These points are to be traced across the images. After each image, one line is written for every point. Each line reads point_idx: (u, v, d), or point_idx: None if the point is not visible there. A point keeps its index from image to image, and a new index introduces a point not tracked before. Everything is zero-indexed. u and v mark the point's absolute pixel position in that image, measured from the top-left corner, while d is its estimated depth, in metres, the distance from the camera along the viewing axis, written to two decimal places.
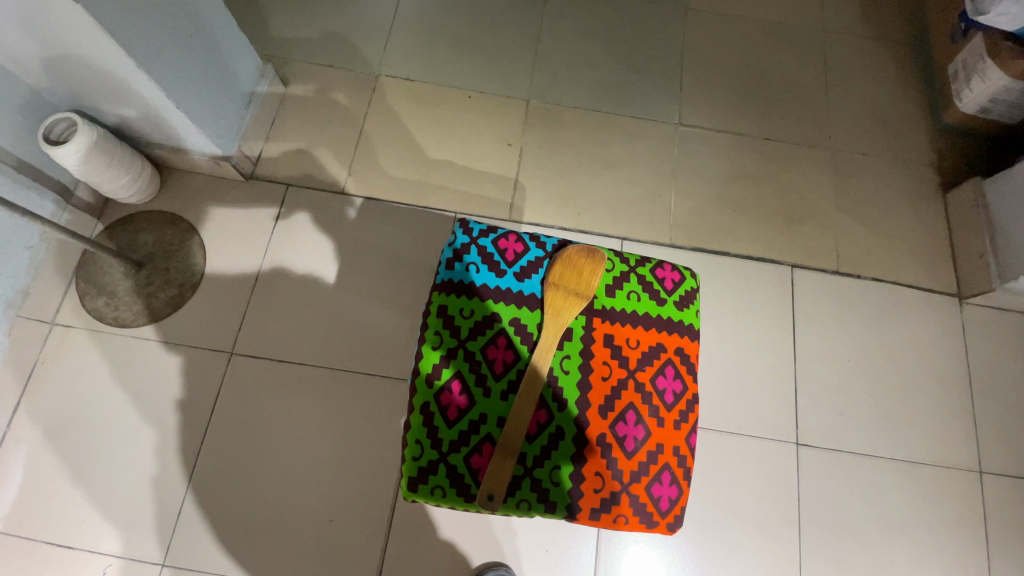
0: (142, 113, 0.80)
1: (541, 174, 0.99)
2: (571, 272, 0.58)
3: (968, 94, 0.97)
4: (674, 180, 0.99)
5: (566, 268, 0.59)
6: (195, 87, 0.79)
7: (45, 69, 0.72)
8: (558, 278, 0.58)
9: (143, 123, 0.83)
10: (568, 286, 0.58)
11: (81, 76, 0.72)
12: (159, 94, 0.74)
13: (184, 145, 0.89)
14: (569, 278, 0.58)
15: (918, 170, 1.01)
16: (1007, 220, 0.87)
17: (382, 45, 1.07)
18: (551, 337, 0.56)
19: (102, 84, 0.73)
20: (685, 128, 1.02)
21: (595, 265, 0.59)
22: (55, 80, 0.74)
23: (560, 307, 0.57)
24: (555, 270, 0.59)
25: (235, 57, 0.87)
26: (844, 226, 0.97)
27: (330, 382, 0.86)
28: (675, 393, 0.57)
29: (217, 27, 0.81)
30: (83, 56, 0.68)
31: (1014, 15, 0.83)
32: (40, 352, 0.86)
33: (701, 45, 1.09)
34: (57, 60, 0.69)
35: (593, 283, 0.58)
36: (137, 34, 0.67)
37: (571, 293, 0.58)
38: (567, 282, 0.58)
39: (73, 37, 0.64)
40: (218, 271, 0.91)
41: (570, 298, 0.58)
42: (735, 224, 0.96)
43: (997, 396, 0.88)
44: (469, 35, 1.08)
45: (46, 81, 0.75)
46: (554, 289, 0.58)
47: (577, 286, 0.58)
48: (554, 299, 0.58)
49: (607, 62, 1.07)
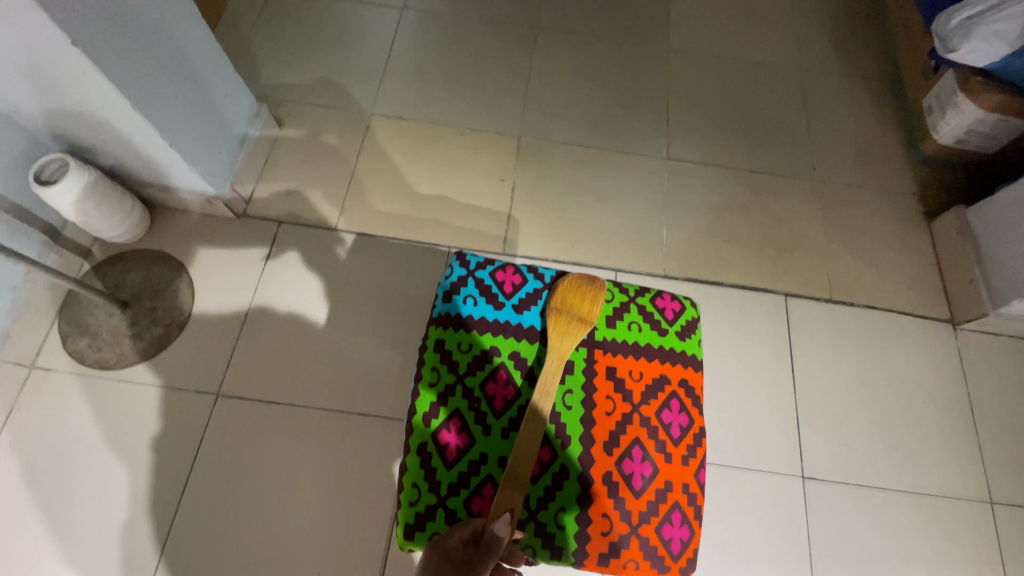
0: (134, 153, 0.79)
1: (534, 208, 1.00)
2: (574, 298, 0.58)
3: (944, 126, 1.01)
4: (665, 212, 1.00)
5: (568, 294, 0.58)
6: (189, 127, 0.79)
7: (39, 111, 0.72)
8: (561, 302, 0.57)
9: (135, 163, 0.83)
10: (572, 311, 0.57)
11: (73, 116, 0.72)
12: (151, 132, 0.74)
13: (175, 183, 0.88)
14: (571, 303, 0.57)
15: (901, 199, 1.04)
16: (994, 246, 0.89)
17: (377, 86, 1.10)
18: (556, 363, 0.55)
19: (93, 123, 0.73)
20: (674, 162, 1.04)
21: (598, 292, 0.58)
22: (48, 121, 0.74)
23: (563, 333, 0.56)
24: (557, 295, 0.58)
25: (230, 98, 0.88)
26: (834, 254, 0.98)
27: (322, 423, 0.84)
28: (682, 426, 0.55)
29: (213, 69, 0.82)
30: (78, 97, 0.68)
31: (984, 52, 0.87)
32: (17, 397, 0.83)
33: (685, 83, 1.13)
34: (53, 102, 0.69)
35: (596, 310, 0.57)
36: (134, 73, 0.67)
37: (574, 318, 0.57)
38: (570, 308, 0.57)
39: (67, 77, 0.64)
40: (208, 310, 0.89)
41: (573, 324, 0.56)
42: (726, 254, 0.97)
43: (1000, 423, 0.87)
44: (462, 76, 1.12)
45: (40, 124, 0.75)
46: (557, 314, 0.57)
47: (580, 312, 0.57)
48: (557, 323, 0.56)
49: (596, 100, 1.10)
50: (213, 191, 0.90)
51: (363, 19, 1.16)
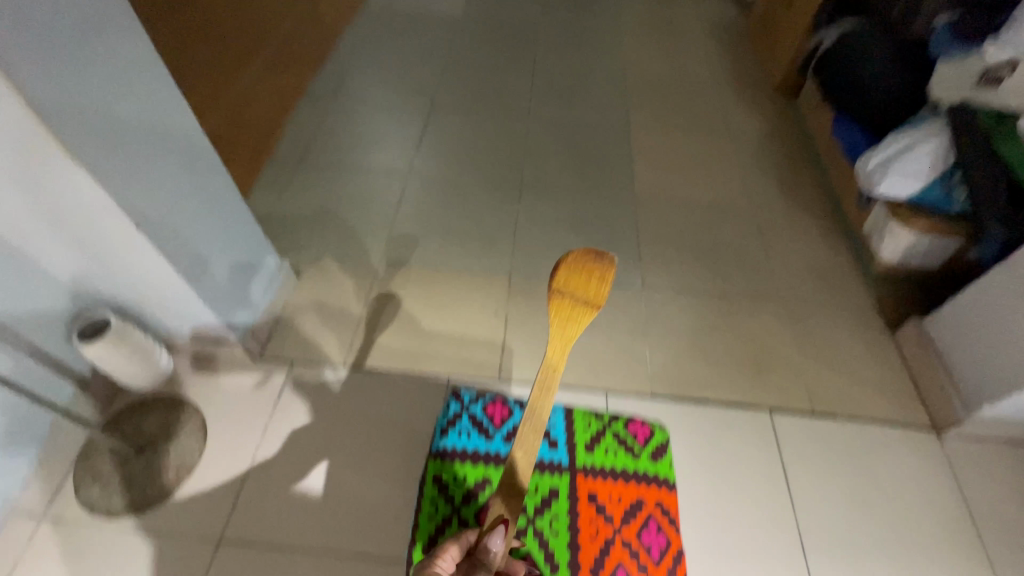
0: (158, 297, 0.89)
1: (526, 337, 1.08)
2: (579, 282, 0.65)
3: (886, 248, 1.14)
4: (646, 335, 1.08)
5: (572, 278, 0.65)
6: (209, 269, 0.90)
7: (79, 270, 0.83)
8: (565, 286, 0.64)
9: (158, 308, 0.92)
10: (578, 296, 0.64)
11: (112, 272, 0.83)
12: (173, 275, 0.83)
13: (192, 325, 0.96)
14: (577, 289, 0.65)
15: (862, 314, 1.14)
16: (953, 356, 0.96)
17: (384, 237, 1.26)
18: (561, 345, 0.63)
19: (127, 275, 0.84)
20: (650, 290, 1.16)
21: (605, 274, 0.64)
22: (86, 278, 0.85)
23: (568, 317, 0.64)
24: (560, 276, 0.65)
25: (251, 247, 1.00)
26: (810, 368, 1.04)
27: (322, 568, 0.83)
28: (660, 545, 0.83)
29: (235, 223, 0.95)
30: (113, 249, 0.78)
31: (901, 185, 1.08)
32: (21, 554, 0.83)
33: (652, 222, 1.30)
34: (92, 258, 0.80)
35: (602, 291, 0.64)
36: (164, 227, 0.79)
37: (581, 302, 0.64)
38: (577, 292, 0.64)
39: (107, 233, 0.75)
40: (217, 452, 0.93)
41: (580, 307, 0.64)
42: (708, 373, 1.03)
43: (1006, 537, 0.86)
44: (458, 226, 1.29)
45: (97, 281, 0.85)
46: (564, 298, 0.64)
47: (587, 296, 0.64)
48: (561, 307, 0.64)
49: (575, 241, 1.26)
50: (228, 321, 0.97)
51: (375, 186, 1.38)
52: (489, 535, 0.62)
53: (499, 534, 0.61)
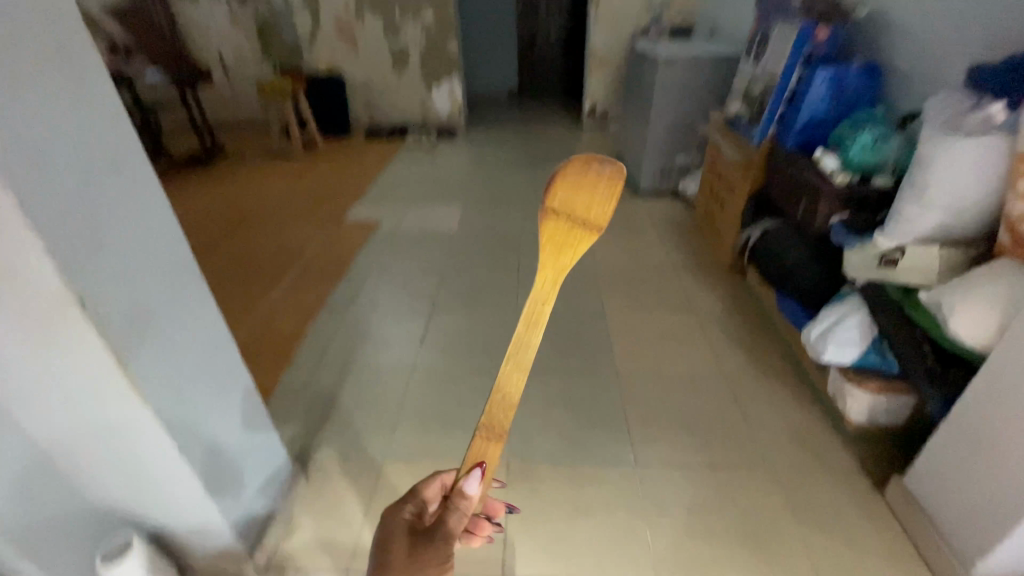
0: (173, 512, 0.97)
1: (527, 526, 1.11)
2: (578, 202, 0.62)
3: (851, 408, 1.24)
4: (646, 516, 1.12)
5: (571, 195, 0.62)
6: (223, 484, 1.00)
7: (113, 488, 0.93)
8: (559, 206, 0.62)
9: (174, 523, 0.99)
10: (577, 219, 0.62)
11: (148, 487, 0.92)
12: (196, 490, 0.93)
13: (195, 538, 1.02)
14: (574, 211, 0.62)
15: (848, 476, 1.20)
16: (936, 515, 1.01)
17: (390, 434, 1.38)
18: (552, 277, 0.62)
19: (159, 488, 0.93)
20: (642, 467, 1.23)
21: (612, 187, 0.60)
22: (114, 494, 0.94)
23: (560, 243, 0.62)
24: (556, 192, 0.62)
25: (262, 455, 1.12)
26: (810, 539, 1.07)
27: None
28: None
29: (255, 437, 1.09)
30: (149, 469, 0.89)
31: (836, 355, 1.26)
32: None
33: (635, 399, 1.42)
34: (124, 476, 0.90)
35: (605, 212, 0.61)
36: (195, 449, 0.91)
37: (579, 226, 0.62)
38: (575, 214, 0.62)
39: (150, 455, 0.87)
40: None
41: (577, 233, 0.62)
42: (711, 553, 1.05)
43: None
44: (458, 417, 1.41)
45: (118, 494, 0.93)
46: (561, 219, 0.62)
47: (585, 219, 0.62)
48: (554, 232, 0.62)
49: (566, 421, 1.36)
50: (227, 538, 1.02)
51: (383, 385, 1.55)
52: (466, 481, 0.66)
53: (474, 479, 0.65)
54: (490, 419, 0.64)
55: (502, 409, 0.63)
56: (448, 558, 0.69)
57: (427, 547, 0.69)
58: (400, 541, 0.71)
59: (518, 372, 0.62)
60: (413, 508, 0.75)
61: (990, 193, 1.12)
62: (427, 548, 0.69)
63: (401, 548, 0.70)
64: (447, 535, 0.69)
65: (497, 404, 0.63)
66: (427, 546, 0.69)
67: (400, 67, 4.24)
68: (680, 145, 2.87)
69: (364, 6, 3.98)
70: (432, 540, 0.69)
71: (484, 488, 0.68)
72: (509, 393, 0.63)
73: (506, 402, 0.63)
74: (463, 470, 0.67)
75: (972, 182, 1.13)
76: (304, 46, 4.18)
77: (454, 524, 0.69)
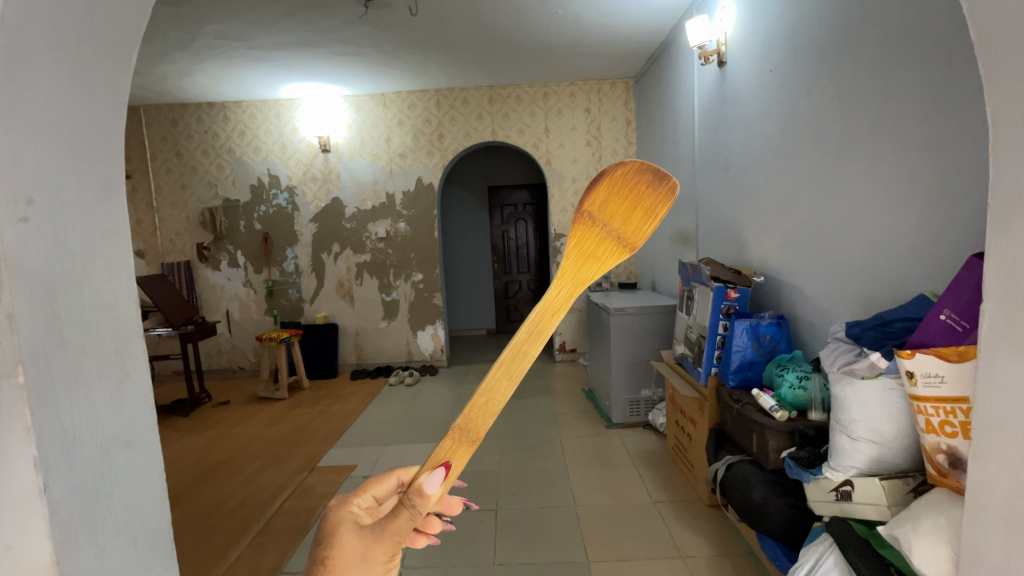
0: None
1: None
2: (619, 212, 0.62)
3: None
4: None
5: (614, 201, 0.62)
6: None
7: None
8: (597, 209, 0.62)
9: None
10: (612, 228, 0.61)
11: None
12: None
13: None
14: (615, 218, 0.62)
15: None
16: None
17: None
18: (571, 287, 0.59)
19: None
20: None
21: (660, 205, 0.61)
22: None
23: (590, 245, 0.61)
24: (601, 188, 0.62)
25: None
26: None
27: None
28: None
29: None
30: None
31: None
32: None
33: None
34: None
35: (645, 229, 0.61)
36: None
37: (613, 238, 0.61)
38: (612, 222, 0.62)
39: None
40: None
41: (609, 243, 0.61)
42: None
43: None
44: None
45: None
46: (596, 225, 0.61)
47: (621, 232, 0.62)
48: (585, 234, 0.61)
49: None
50: None
51: None
52: (427, 479, 0.56)
53: (436, 479, 0.55)
54: (469, 418, 0.57)
55: (482, 413, 0.57)
56: (392, 558, 0.60)
57: (372, 544, 0.60)
58: (347, 539, 0.60)
59: (506, 379, 0.57)
60: (362, 504, 0.67)
61: (904, 433, 1.29)
62: (372, 545, 0.60)
63: (349, 549, 0.60)
64: (395, 534, 0.59)
65: (478, 407, 0.57)
66: (370, 543, 0.60)
67: (389, 316, 4.77)
68: (643, 382, 3.15)
69: (363, 270, 4.73)
70: (377, 536, 0.60)
71: (446, 488, 0.58)
72: (494, 398, 0.57)
73: (487, 408, 0.57)
74: (426, 467, 0.57)
75: (886, 421, 1.31)
76: (305, 301, 4.76)
77: (404, 524, 0.59)
